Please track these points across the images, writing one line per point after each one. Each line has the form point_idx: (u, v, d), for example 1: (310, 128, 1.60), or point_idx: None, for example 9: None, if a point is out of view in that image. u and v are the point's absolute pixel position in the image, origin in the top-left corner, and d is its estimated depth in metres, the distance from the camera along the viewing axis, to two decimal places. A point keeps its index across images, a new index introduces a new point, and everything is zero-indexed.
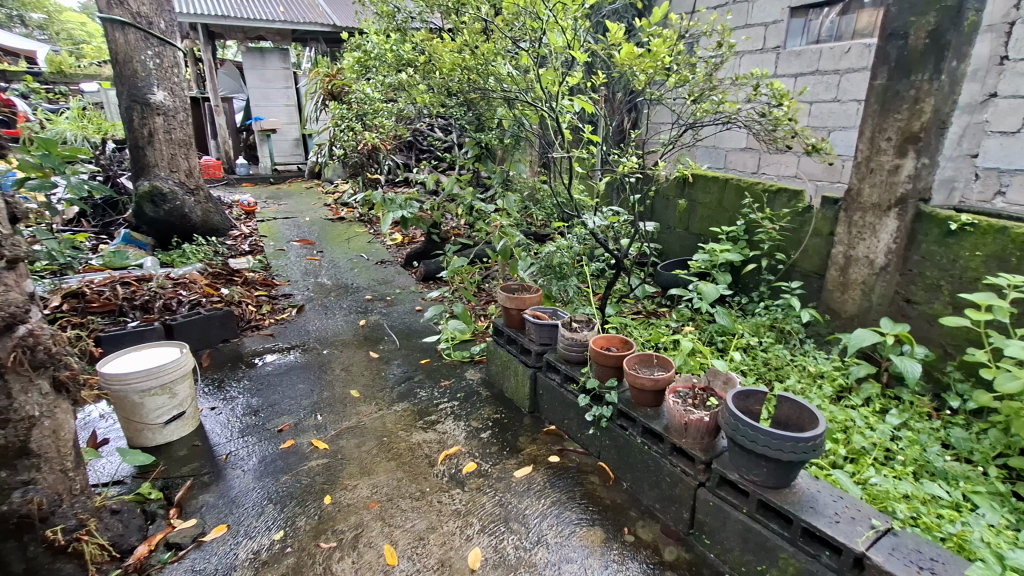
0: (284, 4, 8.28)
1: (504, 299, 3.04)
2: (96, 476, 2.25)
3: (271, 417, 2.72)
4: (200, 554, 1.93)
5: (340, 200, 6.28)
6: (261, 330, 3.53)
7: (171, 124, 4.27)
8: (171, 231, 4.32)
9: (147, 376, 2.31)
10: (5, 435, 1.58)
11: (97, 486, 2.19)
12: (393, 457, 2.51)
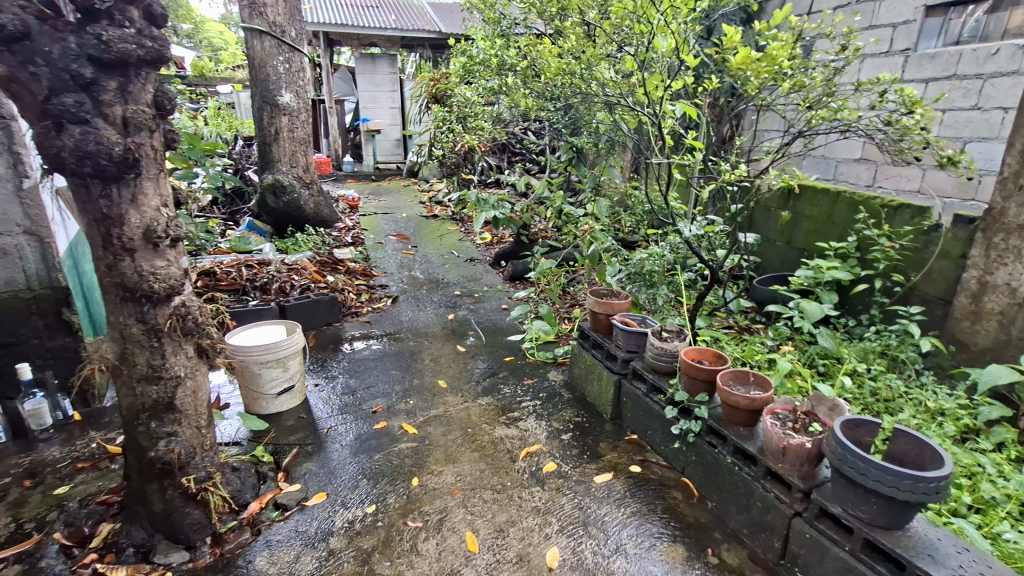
0: (396, 12, 8.80)
1: (593, 303, 3.04)
2: (220, 435, 2.52)
3: (366, 398, 2.91)
4: (303, 517, 2.11)
5: (435, 199, 6.55)
6: (359, 317, 3.78)
7: (294, 123, 4.68)
8: (287, 221, 4.72)
9: (265, 350, 2.55)
10: (157, 391, 1.79)
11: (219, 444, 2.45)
12: (477, 449, 2.59)
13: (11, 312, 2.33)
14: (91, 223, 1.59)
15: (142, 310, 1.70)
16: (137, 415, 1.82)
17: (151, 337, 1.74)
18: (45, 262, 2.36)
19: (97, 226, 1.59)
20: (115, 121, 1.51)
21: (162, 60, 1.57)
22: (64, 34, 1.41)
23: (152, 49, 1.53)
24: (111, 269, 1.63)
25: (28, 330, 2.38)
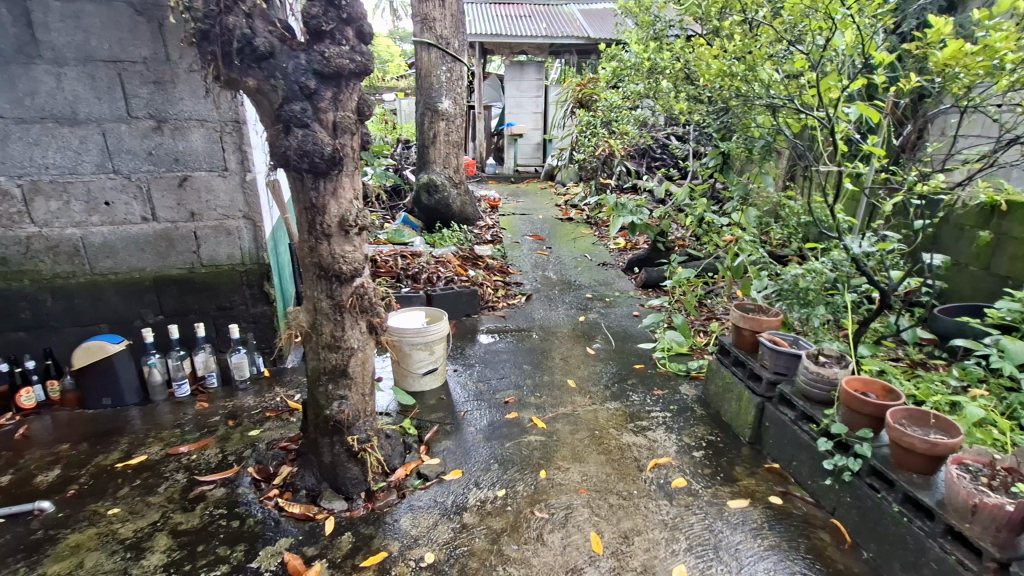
0: (547, 21, 9.09)
1: (738, 317, 2.87)
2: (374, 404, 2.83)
3: (498, 388, 3.06)
4: (441, 489, 2.28)
5: (571, 202, 6.65)
6: (494, 312, 3.98)
7: (450, 127, 5.07)
8: (436, 217, 5.08)
9: (416, 333, 2.81)
10: (335, 358, 2.06)
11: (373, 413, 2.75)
12: (604, 452, 2.58)
13: (227, 281, 2.78)
14: (301, 211, 1.87)
15: (331, 288, 1.97)
16: (318, 376, 2.11)
17: (336, 311, 2.00)
18: (254, 241, 2.77)
19: (305, 213, 1.86)
20: (327, 125, 1.75)
21: (366, 73, 1.76)
22: (297, 53, 1.68)
23: (361, 63, 1.72)
24: (312, 250, 1.91)
25: (239, 297, 2.83)
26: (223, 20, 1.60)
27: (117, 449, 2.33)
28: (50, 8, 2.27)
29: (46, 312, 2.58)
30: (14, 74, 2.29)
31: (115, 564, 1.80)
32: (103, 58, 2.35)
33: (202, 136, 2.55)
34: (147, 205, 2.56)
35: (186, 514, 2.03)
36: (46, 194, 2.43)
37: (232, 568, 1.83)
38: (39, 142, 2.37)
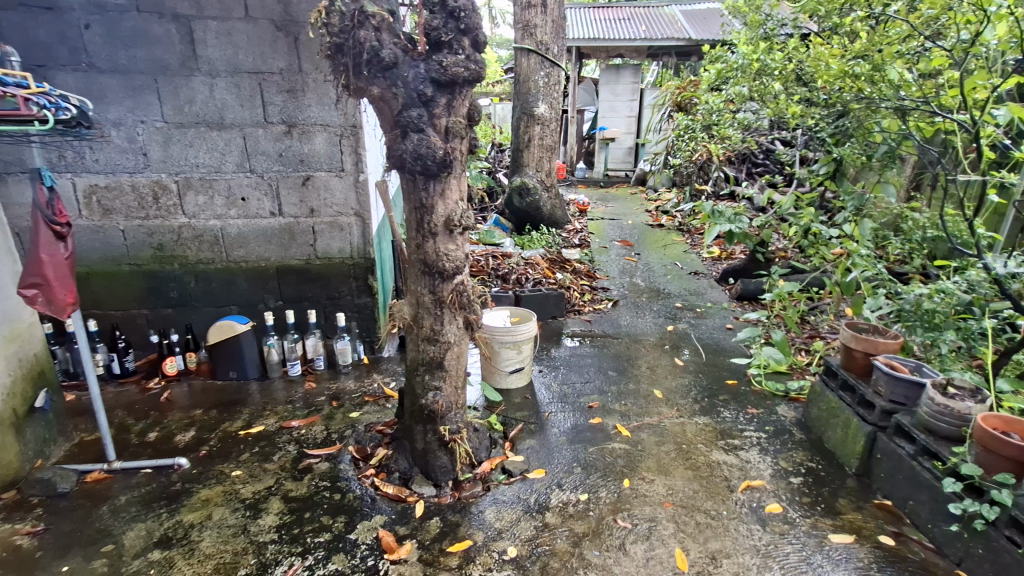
0: (647, 23, 8.90)
1: (848, 337, 2.65)
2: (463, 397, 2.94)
3: (583, 392, 3.05)
4: (524, 486, 2.32)
5: (662, 208, 6.47)
6: (580, 316, 3.97)
7: (544, 131, 5.15)
8: (526, 220, 5.18)
9: (506, 332, 2.88)
10: (433, 350, 2.18)
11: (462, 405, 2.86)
12: (691, 467, 2.49)
13: (337, 273, 3.02)
14: (411, 210, 1.99)
15: (434, 284, 2.08)
16: (417, 367, 2.23)
17: (437, 306, 2.11)
18: (363, 237, 2.98)
19: (415, 213, 1.98)
20: (440, 130, 1.85)
21: (479, 80, 1.82)
22: (418, 62, 1.79)
23: (475, 71, 1.80)
24: (418, 247, 2.03)
25: (346, 288, 3.06)
26: (356, 33, 1.73)
27: (240, 418, 2.61)
28: (209, 27, 2.57)
29: (189, 292, 2.94)
30: (178, 85, 2.62)
31: (238, 519, 2.01)
32: (248, 70, 2.65)
33: (324, 139, 2.79)
34: (275, 201, 2.85)
35: (295, 482, 2.23)
36: (195, 189, 2.77)
37: (333, 537, 1.98)
38: (193, 143, 2.71)
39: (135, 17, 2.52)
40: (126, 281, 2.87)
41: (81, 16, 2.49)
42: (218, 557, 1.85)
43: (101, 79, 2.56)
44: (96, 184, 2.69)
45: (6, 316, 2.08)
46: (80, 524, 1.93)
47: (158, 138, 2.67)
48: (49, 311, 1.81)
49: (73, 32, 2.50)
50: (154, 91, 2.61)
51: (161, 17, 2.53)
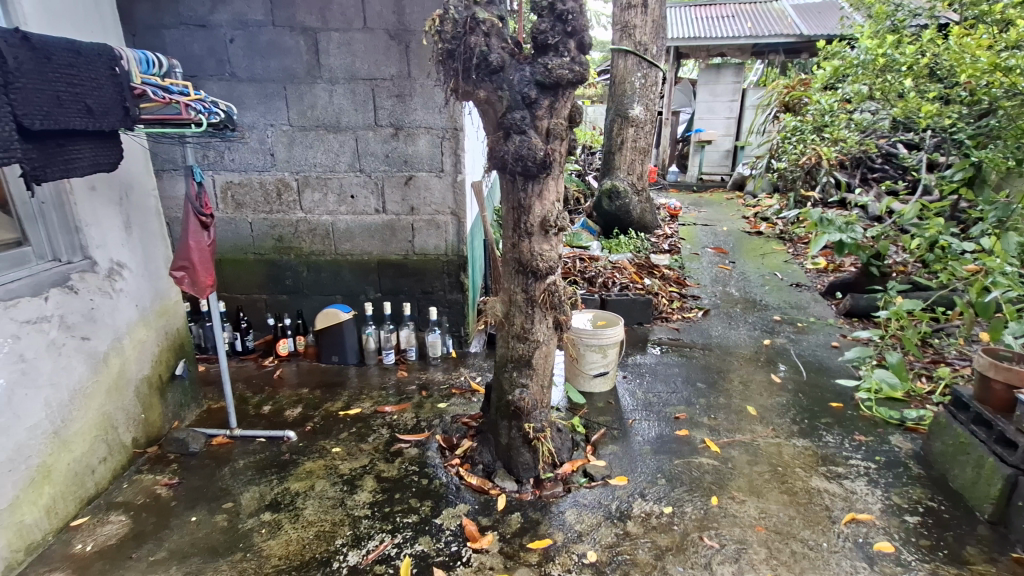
0: (753, 19, 8.44)
1: (985, 365, 2.34)
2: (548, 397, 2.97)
3: (669, 402, 2.96)
4: (605, 492, 2.29)
5: (761, 215, 6.10)
6: (668, 323, 3.86)
7: (638, 134, 5.08)
8: (614, 223, 5.12)
9: (592, 334, 2.86)
10: (522, 348, 2.21)
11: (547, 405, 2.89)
12: (787, 492, 2.32)
13: (432, 268, 3.16)
14: (509, 210, 2.05)
15: (527, 282, 2.12)
16: (505, 363, 2.28)
17: (529, 305, 2.14)
18: (457, 235, 3.10)
19: (513, 213, 2.03)
20: (541, 132, 1.88)
21: (582, 82, 1.83)
22: (524, 66, 1.83)
23: (579, 72, 1.80)
24: (514, 246, 2.08)
25: (439, 283, 3.20)
26: (467, 40, 1.81)
27: (340, 399, 2.81)
28: (331, 38, 2.80)
29: (302, 281, 3.21)
30: (303, 92, 2.88)
31: (336, 493, 2.17)
32: (363, 77, 2.85)
33: (427, 141, 2.94)
34: (380, 199, 3.04)
35: (387, 464, 2.36)
36: (312, 186, 3.03)
37: (420, 519, 2.08)
38: (312, 145, 2.96)
39: (271, 31, 2.80)
40: (250, 268, 3.19)
41: (227, 32, 2.81)
42: (319, 525, 2.01)
43: (240, 87, 2.87)
44: (231, 181, 3.02)
45: (158, 294, 2.38)
46: (206, 481, 2.18)
47: (283, 140, 2.95)
48: (192, 291, 2.06)
49: (220, 46, 2.82)
50: (283, 98, 2.89)
51: (291, 30, 2.79)
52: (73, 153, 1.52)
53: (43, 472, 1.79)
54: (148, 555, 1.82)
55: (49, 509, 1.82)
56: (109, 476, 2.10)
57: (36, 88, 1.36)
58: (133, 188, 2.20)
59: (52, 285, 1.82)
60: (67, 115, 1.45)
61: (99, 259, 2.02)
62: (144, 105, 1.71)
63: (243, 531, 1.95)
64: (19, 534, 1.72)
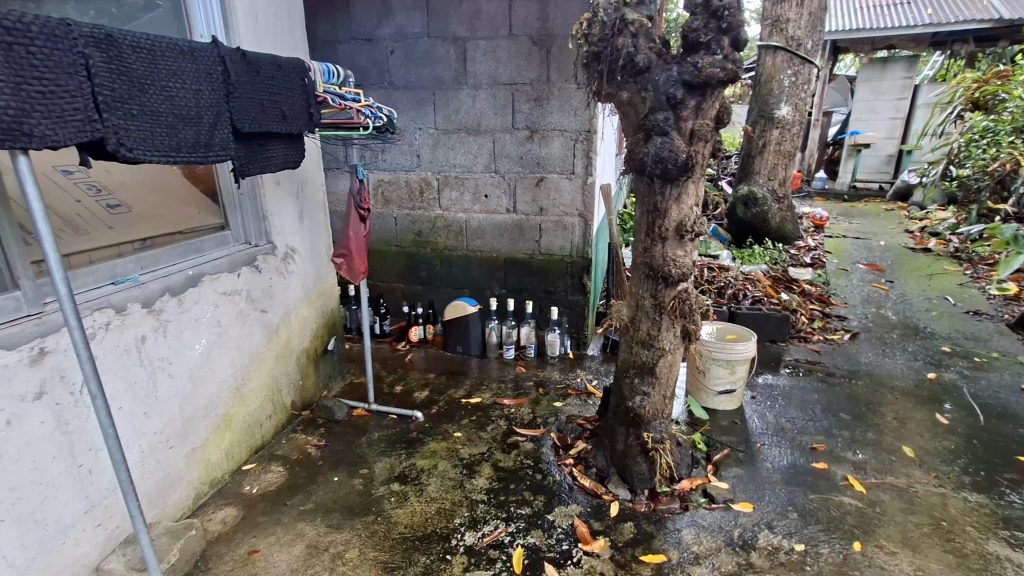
0: (934, 4, 7.35)
1: None
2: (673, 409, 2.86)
3: (805, 430, 2.69)
4: (727, 516, 2.14)
5: (930, 230, 5.29)
6: (806, 344, 3.51)
7: (783, 136, 4.71)
8: (748, 232, 4.93)
9: (720, 348, 2.70)
10: (646, 355, 2.16)
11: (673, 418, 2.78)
12: (954, 551, 1.96)
13: (556, 269, 3.22)
14: (643, 213, 2.01)
15: (656, 288, 2.06)
16: (627, 368, 2.24)
17: (657, 311, 2.08)
18: (584, 237, 3.12)
19: (647, 216, 1.99)
20: (685, 134, 1.81)
21: (734, 80, 1.73)
22: (671, 65, 1.78)
23: (731, 71, 1.70)
24: (645, 250, 2.04)
25: (562, 284, 3.25)
26: (614, 41, 1.80)
27: (463, 387, 2.98)
28: (479, 46, 2.96)
29: (435, 273, 3.45)
30: (449, 97, 3.09)
31: (456, 474, 2.30)
32: (505, 82, 2.97)
33: (561, 143, 2.99)
34: (512, 199, 3.16)
35: (504, 454, 2.45)
36: (451, 186, 3.24)
37: (533, 513, 2.12)
38: (454, 147, 3.16)
39: (426, 42, 3.04)
40: (391, 259, 3.50)
41: (389, 44, 3.10)
42: (440, 502, 2.14)
43: (396, 94, 3.16)
44: (382, 179, 3.33)
45: (319, 277, 2.70)
46: (347, 447, 2.43)
47: (429, 142, 3.19)
48: (347, 276, 2.32)
49: (382, 57, 3.13)
50: (431, 103, 3.12)
51: (443, 40, 3.01)
52: (269, 151, 1.78)
53: (226, 420, 2.13)
54: (299, 505, 2.08)
55: (229, 452, 2.16)
56: (273, 431, 2.44)
57: (248, 97, 1.62)
58: (307, 184, 2.51)
59: (244, 264, 2.15)
60: (268, 120, 1.70)
61: (278, 244, 2.35)
62: (325, 111, 1.97)
63: (375, 496, 2.15)
64: (207, 470, 2.05)
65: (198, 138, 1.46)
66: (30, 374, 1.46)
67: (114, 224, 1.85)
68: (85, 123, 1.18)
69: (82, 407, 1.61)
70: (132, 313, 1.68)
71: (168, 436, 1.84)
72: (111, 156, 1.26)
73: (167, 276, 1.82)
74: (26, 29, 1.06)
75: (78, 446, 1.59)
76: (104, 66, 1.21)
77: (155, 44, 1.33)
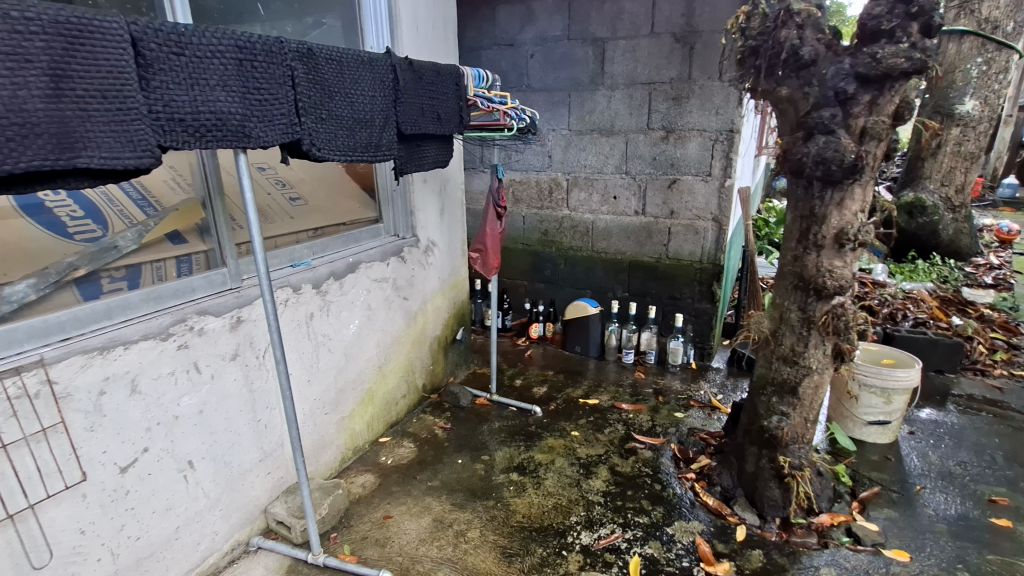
0: None
1: None
2: (816, 437, 2.61)
3: (981, 479, 2.29)
4: (877, 561, 1.87)
5: None
6: (985, 378, 3.00)
7: (966, 135, 4.07)
8: (911, 244, 4.41)
9: (875, 374, 2.40)
10: (788, 372, 1.98)
11: (816, 446, 2.53)
12: None
13: (684, 274, 3.12)
14: (797, 218, 1.86)
15: (806, 301, 1.89)
16: (763, 385, 2.08)
17: (804, 325, 1.91)
18: (717, 243, 2.98)
19: (801, 221, 1.84)
20: (855, 132, 1.64)
21: (922, 71, 1.51)
22: (842, 57, 1.61)
23: (920, 60, 1.49)
24: (796, 259, 1.88)
25: (689, 291, 3.14)
26: (777, 34, 1.67)
27: (581, 387, 3.00)
28: (618, 46, 2.94)
29: (558, 272, 3.50)
30: (585, 98, 3.10)
31: (573, 473, 2.31)
32: (643, 81, 2.92)
33: (698, 144, 2.87)
34: (641, 201, 3.11)
35: (622, 459, 2.41)
36: (581, 186, 3.26)
37: (651, 523, 2.05)
38: (586, 148, 3.17)
39: (565, 44, 3.08)
40: (517, 256, 3.61)
41: (530, 48, 3.19)
42: (556, 498, 2.16)
43: (533, 96, 3.25)
44: (513, 178, 3.45)
45: (453, 270, 2.88)
46: (470, 432, 2.56)
47: (562, 143, 3.23)
48: (481, 270, 2.44)
49: (522, 61, 3.24)
50: (566, 105, 3.16)
51: (583, 42, 3.03)
52: (424, 151, 1.94)
53: (370, 395, 2.35)
54: (427, 480, 2.23)
55: (370, 424, 2.38)
56: (406, 409, 2.65)
57: (412, 102, 1.77)
58: (449, 182, 2.68)
59: (393, 255, 2.36)
60: (425, 122, 1.84)
61: (421, 237, 2.54)
62: (474, 113, 2.09)
63: (495, 483, 2.23)
64: (352, 438, 2.29)
65: (370, 139, 1.63)
66: (230, 338, 1.73)
67: (294, 215, 2.10)
68: (288, 126, 1.37)
69: (264, 370, 1.88)
70: (305, 293, 1.92)
71: (324, 404, 2.08)
72: (305, 155, 1.46)
73: (332, 262, 2.06)
74: (252, 47, 1.26)
75: (259, 403, 1.86)
76: (306, 77, 1.40)
77: (344, 56, 1.51)
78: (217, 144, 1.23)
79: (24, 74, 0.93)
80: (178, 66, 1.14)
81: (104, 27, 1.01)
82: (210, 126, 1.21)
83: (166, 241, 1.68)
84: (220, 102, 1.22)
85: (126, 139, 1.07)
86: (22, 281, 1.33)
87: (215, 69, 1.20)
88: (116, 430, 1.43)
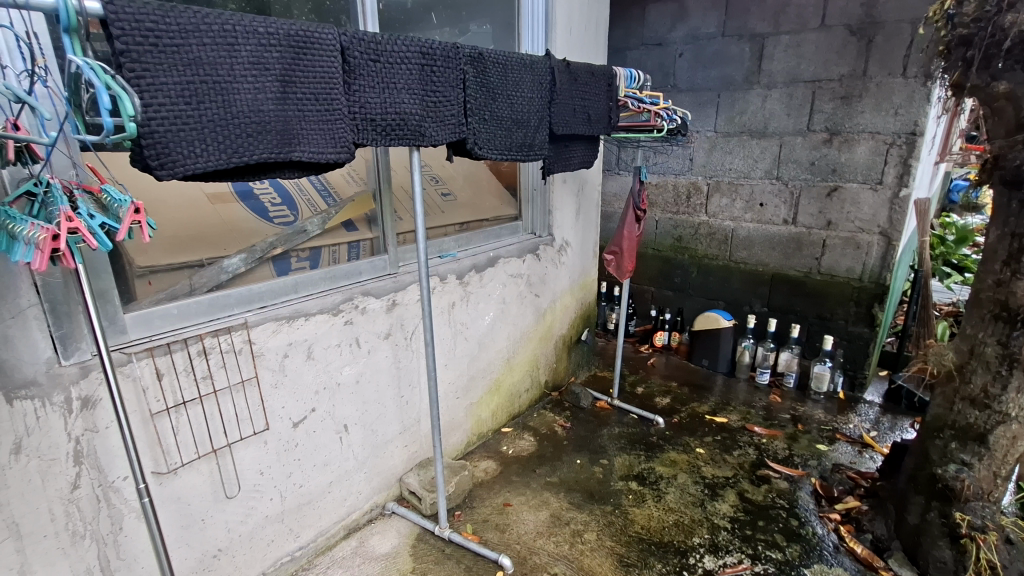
0: None
1: None
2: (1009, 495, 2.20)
3: None
4: None
5: None
6: None
7: None
8: None
9: None
10: (976, 417, 1.69)
11: (1008, 506, 2.14)
12: None
13: (837, 292, 2.83)
14: (1005, 237, 1.59)
15: (1009, 334, 1.59)
16: (940, 428, 1.79)
17: (1004, 363, 1.60)
18: (882, 260, 2.65)
19: (1012, 240, 1.57)
20: None
21: None
22: None
23: None
24: (1000, 284, 1.61)
25: (842, 311, 2.84)
26: (999, 19, 1.40)
27: (707, 403, 2.84)
28: (780, 41, 2.73)
29: (689, 281, 3.37)
30: (736, 98, 2.93)
31: (697, 492, 2.20)
32: (806, 79, 2.68)
33: (869, 148, 2.57)
34: (793, 210, 2.86)
35: (752, 486, 2.24)
36: (723, 191, 3.09)
37: (785, 560, 1.87)
38: (733, 150, 3.00)
39: (720, 42, 2.93)
40: (647, 261, 3.53)
41: (679, 47, 3.09)
42: (678, 515, 2.06)
43: (679, 96, 3.14)
44: (650, 181, 3.37)
45: (583, 271, 2.89)
46: (589, 434, 2.56)
47: (706, 145, 3.09)
48: (614, 272, 2.42)
49: (670, 61, 3.14)
50: (715, 105, 3.01)
51: (740, 39, 2.86)
52: (572, 151, 1.97)
53: (497, 384, 2.45)
54: (546, 475, 2.27)
55: (495, 412, 2.48)
56: (528, 403, 2.72)
57: (565, 102, 1.80)
58: (587, 184, 2.71)
59: (529, 252, 2.44)
60: (576, 123, 1.86)
61: (556, 236, 2.60)
62: (623, 114, 2.08)
63: (613, 489, 2.20)
64: (478, 424, 2.40)
65: (525, 139, 1.69)
66: (385, 319, 1.91)
67: (446, 209, 2.21)
68: (456, 125, 1.47)
69: (411, 350, 2.04)
70: (450, 282, 2.05)
71: (458, 388, 2.21)
72: (467, 153, 1.56)
73: (475, 256, 2.17)
74: (433, 54, 1.38)
75: (404, 380, 2.03)
76: (475, 80, 1.49)
77: (508, 59, 1.58)
78: (398, 143, 1.36)
79: (263, 80, 1.09)
80: (374, 72, 1.28)
81: (321, 38, 1.16)
82: (394, 126, 1.34)
83: (342, 228, 1.89)
84: (404, 104, 1.34)
85: (330, 137, 1.22)
86: (237, 255, 1.59)
87: (402, 74, 1.33)
88: (293, 389, 1.65)
